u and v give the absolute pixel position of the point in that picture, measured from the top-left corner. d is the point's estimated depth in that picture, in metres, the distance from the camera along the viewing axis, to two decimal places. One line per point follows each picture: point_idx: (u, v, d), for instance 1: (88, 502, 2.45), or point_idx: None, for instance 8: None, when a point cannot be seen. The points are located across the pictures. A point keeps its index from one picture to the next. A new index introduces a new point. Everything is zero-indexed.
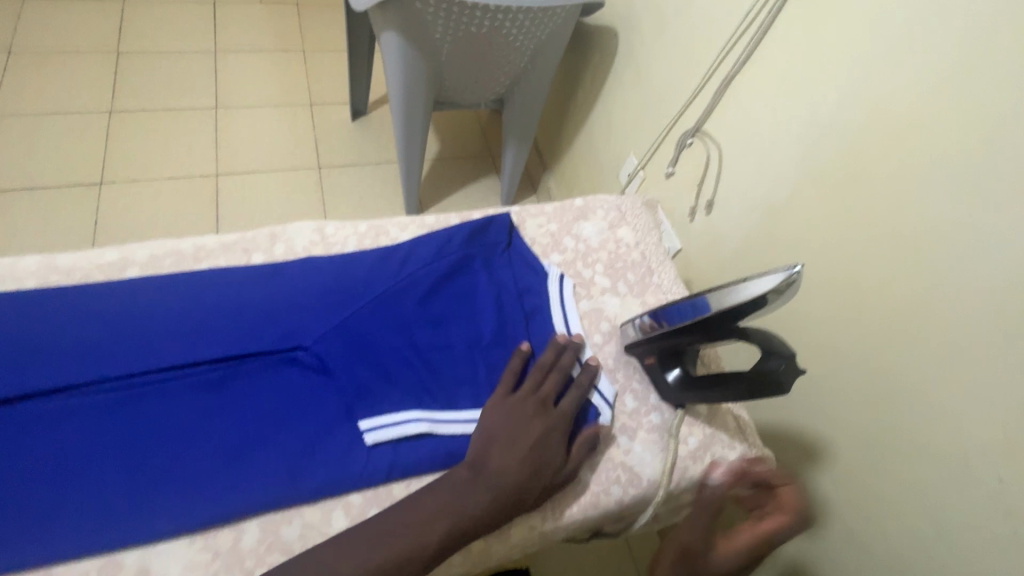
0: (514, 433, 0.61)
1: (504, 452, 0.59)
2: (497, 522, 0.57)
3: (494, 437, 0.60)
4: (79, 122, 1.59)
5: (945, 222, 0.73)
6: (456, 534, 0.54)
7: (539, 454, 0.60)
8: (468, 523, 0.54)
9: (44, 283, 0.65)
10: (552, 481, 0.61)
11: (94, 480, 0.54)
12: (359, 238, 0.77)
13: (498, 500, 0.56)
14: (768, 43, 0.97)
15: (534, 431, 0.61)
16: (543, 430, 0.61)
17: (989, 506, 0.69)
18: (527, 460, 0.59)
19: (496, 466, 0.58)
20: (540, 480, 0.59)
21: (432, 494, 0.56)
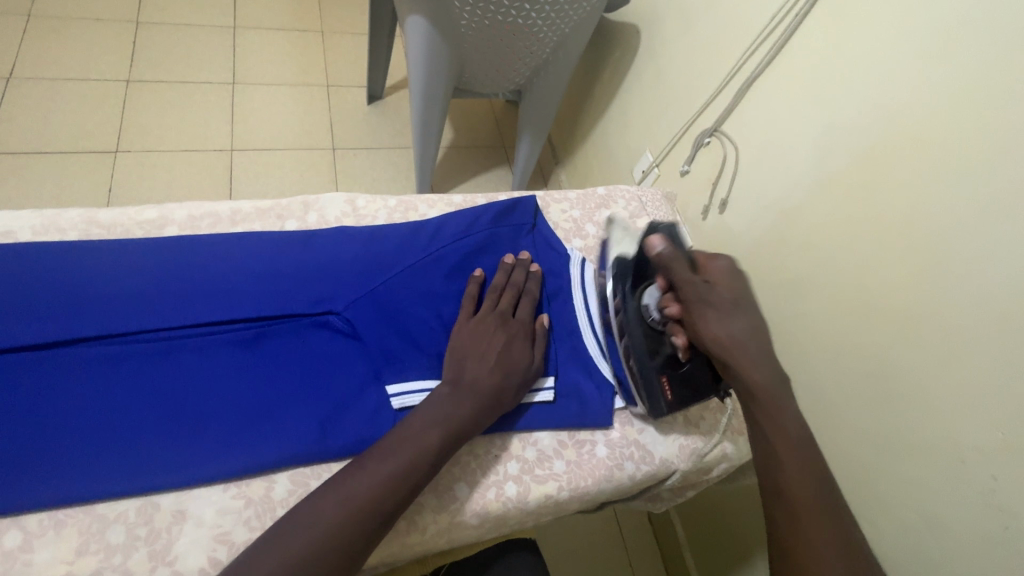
0: (480, 345, 0.64)
1: (477, 363, 0.62)
2: (482, 423, 0.60)
3: (464, 354, 0.63)
4: (97, 89, 1.60)
5: (956, 227, 0.75)
6: (453, 438, 0.56)
7: (506, 359, 0.64)
8: (457, 427, 0.57)
9: (85, 237, 0.68)
10: (523, 382, 0.64)
11: (134, 423, 0.56)
12: (389, 212, 0.80)
13: (480, 403, 0.59)
14: (792, 47, 0.99)
15: (497, 342, 0.65)
16: (505, 341, 0.65)
17: (981, 503, 0.72)
18: (496, 366, 0.63)
19: (471, 376, 0.61)
20: (511, 381, 0.63)
21: (419, 412, 0.57)
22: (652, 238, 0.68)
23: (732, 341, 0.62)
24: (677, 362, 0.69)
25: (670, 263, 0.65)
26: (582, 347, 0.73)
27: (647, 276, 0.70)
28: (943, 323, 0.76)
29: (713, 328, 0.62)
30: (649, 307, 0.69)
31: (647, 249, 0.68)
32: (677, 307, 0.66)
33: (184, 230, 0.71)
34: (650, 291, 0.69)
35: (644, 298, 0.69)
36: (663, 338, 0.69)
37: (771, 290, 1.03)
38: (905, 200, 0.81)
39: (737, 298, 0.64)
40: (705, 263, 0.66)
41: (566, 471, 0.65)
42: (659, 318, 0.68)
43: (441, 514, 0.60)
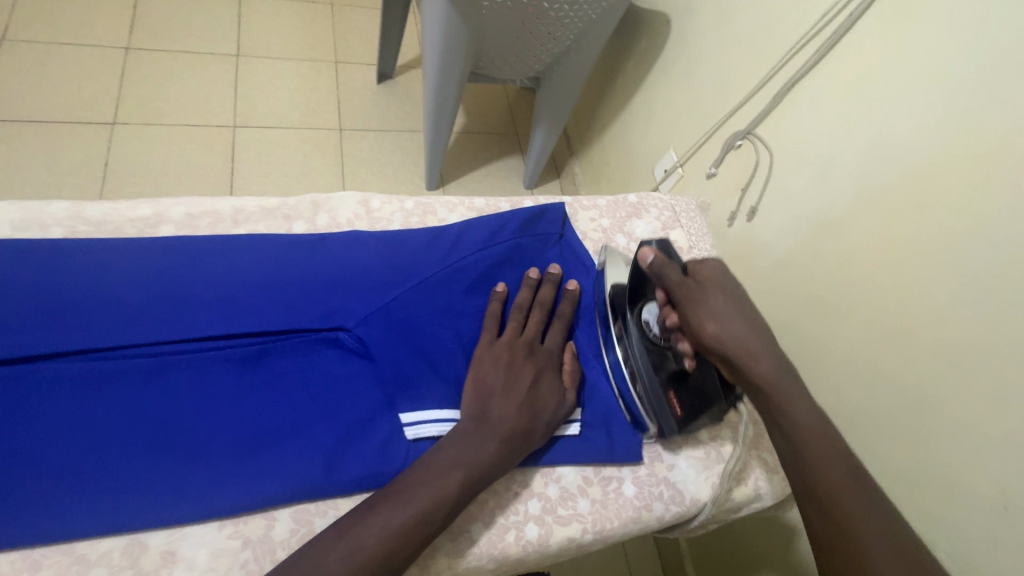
0: (508, 377, 0.60)
1: (505, 398, 0.58)
2: (510, 464, 0.56)
3: (491, 385, 0.59)
4: (93, 56, 1.51)
5: (1015, 259, 0.68)
6: (478, 482, 0.53)
7: (535, 394, 0.59)
8: (482, 470, 0.53)
9: (71, 234, 0.62)
10: (554, 419, 0.60)
11: (122, 451, 0.50)
12: (406, 215, 0.74)
13: (507, 443, 0.55)
14: (843, 47, 0.90)
15: (526, 373, 0.61)
16: (534, 371, 0.61)
17: (1021, 557, 0.65)
18: (525, 402, 0.58)
19: (498, 412, 0.57)
20: (540, 418, 0.58)
21: (442, 450, 0.53)
22: (642, 249, 0.66)
23: (728, 334, 0.58)
24: (684, 376, 0.65)
25: (660, 267, 0.64)
26: (611, 373, 0.68)
27: (644, 291, 0.67)
28: (988, 362, 0.69)
29: (706, 322, 0.59)
30: (649, 322, 0.65)
31: (640, 260, 0.66)
32: (677, 316, 0.63)
33: (180, 229, 0.65)
34: (649, 307, 0.66)
35: (643, 315, 0.66)
36: (668, 353, 0.65)
37: (801, 308, 0.97)
38: (959, 223, 0.74)
39: (730, 294, 0.61)
40: (695, 266, 0.64)
41: (592, 512, 0.60)
42: (661, 333, 0.65)
43: (456, 558, 0.55)
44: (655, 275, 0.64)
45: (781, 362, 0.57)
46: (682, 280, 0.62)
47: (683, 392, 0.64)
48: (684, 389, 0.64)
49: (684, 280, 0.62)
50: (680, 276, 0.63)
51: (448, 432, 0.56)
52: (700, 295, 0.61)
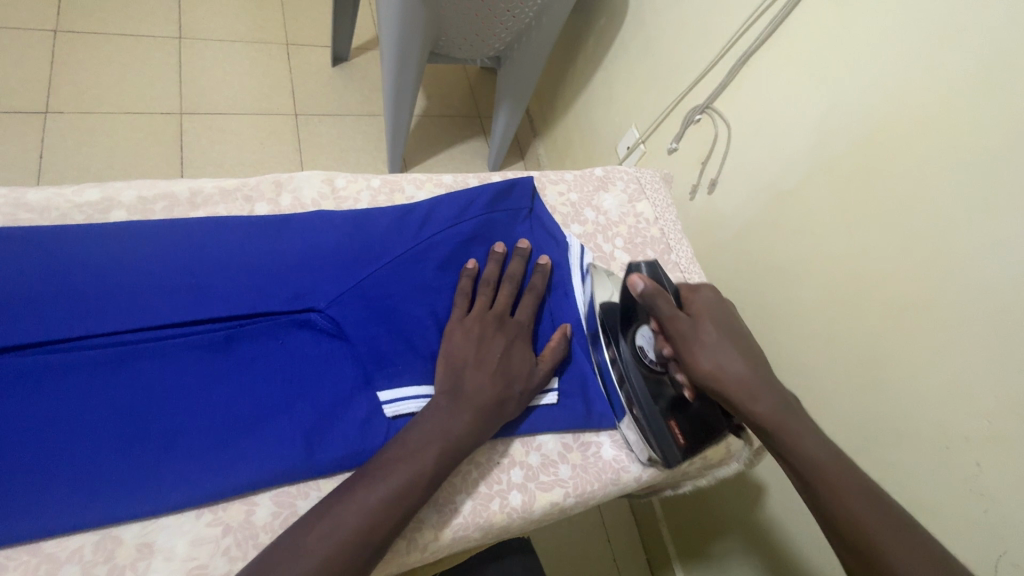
0: (481, 350, 0.60)
1: (478, 370, 0.58)
2: (486, 434, 0.56)
3: (463, 361, 0.59)
4: (17, 39, 1.40)
5: (953, 220, 0.73)
6: (452, 454, 0.53)
7: (507, 367, 0.60)
8: (458, 443, 0.53)
9: (12, 221, 0.58)
10: (528, 388, 0.61)
11: (86, 445, 0.48)
12: (373, 194, 0.72)
13: (480, 414, 0.56)
14: (793, 19, 0.93)
15: (498, 346, 0.61)
16: (506, 344, 0.62)
17: (964, 489, 0.72)
18: (498, 374, 0.59)
19: (472, 386, 0.57)
20: (513, 389, 0.59)
21: (417, 425, 0.54)
22: (630, 277, 0.64)
23: (724, 371, 0.59)
24: (684, 403, 0.64)
25: (651, 297, 0.62)
26: (583, 342, 0.69)
27: (636, 318, 0.65)
28: (933, 315, 0.75)
29: (702, 359, 0.59)
30: (644, 349, 0.64)
31: (629, 288, 0.63)
32: (671, 348, 0.62)
33: (133, 214, 0.62)
34: (643, 331, 0.65)
35: (636, 341, 0.65)
36: (664, 379, 0.65)
37: (762, 275, 1.01)
38: (903, 187, 0.78)
39: (720, 326, 0.61)
40: (686, 297, 0.63)
41: (572, 477, 0.62)
42: (656, 359, 0.64)
43: (441, 530, 0.56)
44: (648, 307, 0.62)
45: (781, 395, 0.58)
46: (675, 313, 0.61)
47: (682, 420, 0.64)
48: (683, 417, 0.64)
49: (678, 314, 0.61)
50: (672, 309, 0.61)
51: (423, 408, 0.56)
52: (693, 329, 0.60)
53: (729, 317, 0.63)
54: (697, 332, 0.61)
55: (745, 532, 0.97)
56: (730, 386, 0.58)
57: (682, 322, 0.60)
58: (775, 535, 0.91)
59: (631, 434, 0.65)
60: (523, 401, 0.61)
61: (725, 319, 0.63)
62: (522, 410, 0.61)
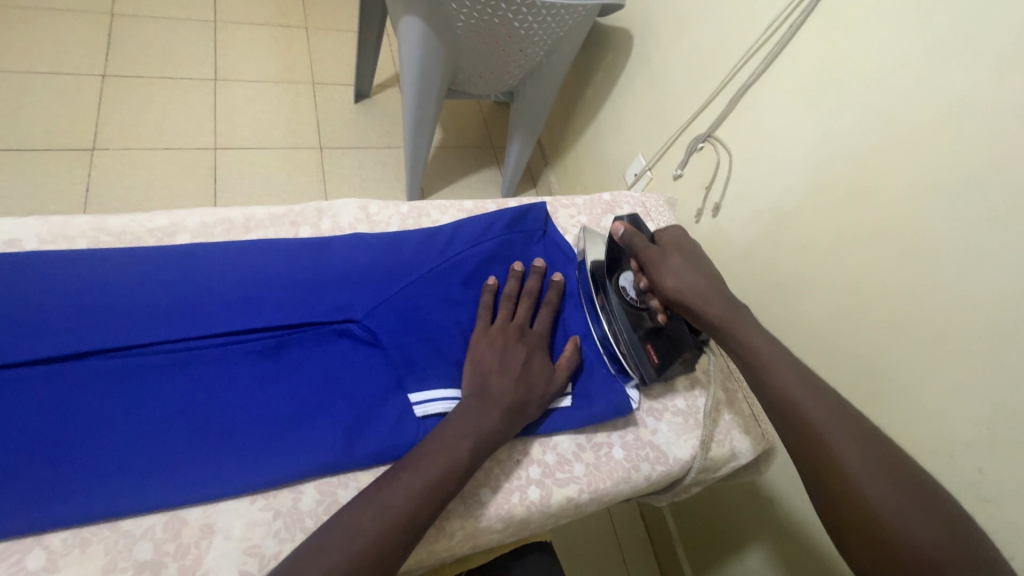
0: (504, 356, 0.66)
1: (503, 376, 0.64)
2: (510, 433, 0.62)
3: (489, 367, 0.65)
4: (72, 85, 1.54)
5: (944, 237, 0.78)
6: (481, 449, 0.58)
7: (528, 373, 0.66)
8: (486, 439, 0.59)
9: (93, 244, 0.66)
10: (547, 393, 0.66)
11: (159, 435, 0.55)
12: (402, 218, 0.80)
13: (505, 415, 0.61)
14: (785, 56, 1.01)
15: (519, 352, 0.67)
16: (527, 352, 0.68)
17: (968, 493, 0.75)
18: (521, 379, 0.65)
19: (498, 389, 0.63)
20: (534, 393, 0.65)
21: (450, 423, 0.59)
22: (614, 225, 0.76)
23: (685, 285, 0.68)
24: (659, 329, 0.73)
25: (629, 237, 0.74)
26: (595, 352, 0.75)
27: (620, 262, 0.75)
28: (930, 327, 0.80)
29: (666, 277, 0.69)
30: (626, 289, 0.74)
31: (612, 234, 0.75)
32: (646, 279, 0.73)
33: (197, 237, 0.70)
34: (626, 274, 0.75)
35: (620, 282, 0.74)
36: (644, 312, 0.74)
37: (766, 292, 1.06)
38: (895, 208, 0.84)
39: (685, 252, 0.72)
40: (659, 236, 0.75)
41: (586, 473, 0.67)
42: (636, 296, 0.74)
43: (467, 519, 0.61)
44: (625, 245, 0.74)
45: (735, 304, 0.68)
46: (647, 245, 0.73)
47: (658, 342, 0.73)
48: (660, 342, 0.73)
49: (649, 245, 0.73)
50: (646, 243, 0.73)
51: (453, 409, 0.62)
52: (660, 254, 0.72)
53: (694, 248, 0.73)
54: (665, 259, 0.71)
55: (758, 542, 1.00)
56: (692, 298, 0.68)
57: (652, 250, 0.72)
58: (786, 542, 0.95)
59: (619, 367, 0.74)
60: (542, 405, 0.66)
61: (691, 251, 0.73)
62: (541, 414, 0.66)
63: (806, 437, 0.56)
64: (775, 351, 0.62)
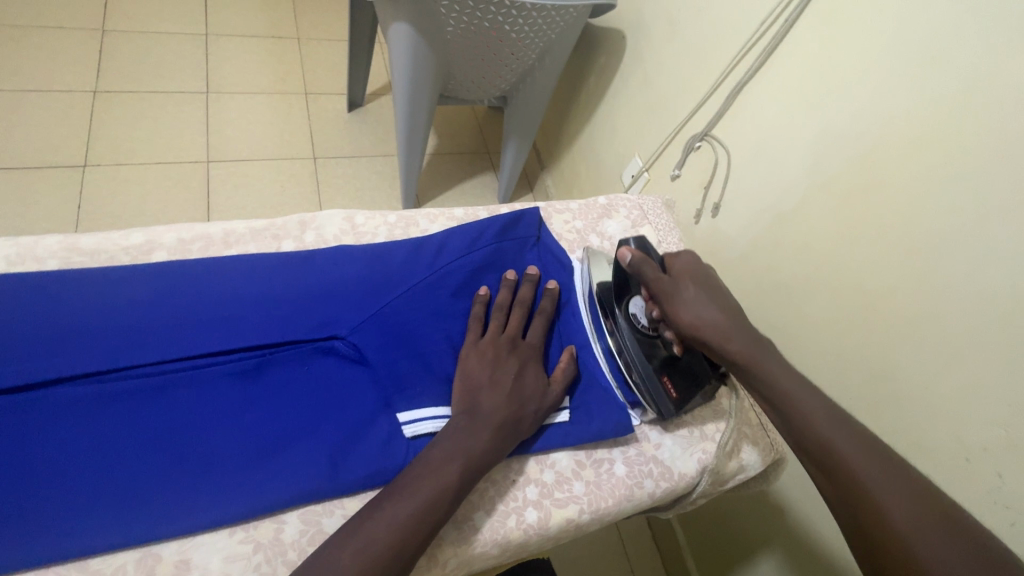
0: (494, 370, 0.63)
1: (493, 392, 0.61)
2: (502, 453, 0.59)
3: (479, 383, 0.62)
4: (62, 101, 1.52)
5: (952, 233, 0.75)
6: (470, 471, 0.55)
7: (521, 387, 0.63)
8: (475, 460, 0.56)
9: (65, 264, 0.63)
10: (541, 408, 0.63)
11: (131, 466, 0.52)
12: (389, 228, 0.77)
13: (495, 434, 0.58)
14: (781, 52, 0.98)
15: (511, 365, 0.64)
16: (518, 365, 0.65)
17: (987, 502, 0.71)
18: (512, 395, 0.61)
19: (488, 407, 0.60)
20: (526, 409, 0.62)
21: (437, 445, 0.56)
22: (621, 251, 0.71)
23: (702, 320, 0.63)
24: (675, 360, 0.69)
25: (638, 264, 0.68)
26: (593, 363, 0.72)
27: (629, 288, 0.71)
28: (941, 327, 0.76)
29: (682, 312, 0.63)
30: (637, 315, 0.70)
31: (619, 261, 0.70)
32: (659, 309, 0.67)
33: (174, 254, 0.67)
34: (636, 301, 0.71)
35: (630, 309, 0.70)
36: (657, 341, 0.69)
37: (770, 294, 1.03)
38: (900, 204, 0.81)
39: (700, 279, 0.66)
40: (671, 261, 0.69)
41: (585, 491, 0.64)
42: (649, 323, 0.70)
43: (461, 546, 0.58)
44: (635, 273, 0.68)
45: (758, 340, 0.62)
46: (658, 275, 0.67)
47: (676, 375, 0.69)
48: (676, 373, 0.69)
49: (661, 275, 0.67)
50: (657, 272, 0.67)
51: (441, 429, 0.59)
52: (672, 282, 0.66)
53: (709, 275, 0.67)
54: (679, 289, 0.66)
55: (772, 554, 0.96)
56: (710, 335, 0.62)
57: (662, 277, 0.66)
58: (801, 554, 0.91)
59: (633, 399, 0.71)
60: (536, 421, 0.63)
61: (706, 278, 0.67)
62: (535, 430, 0.63)
63: (827, 464, 0.52)
64: (793, 379, 0.59)
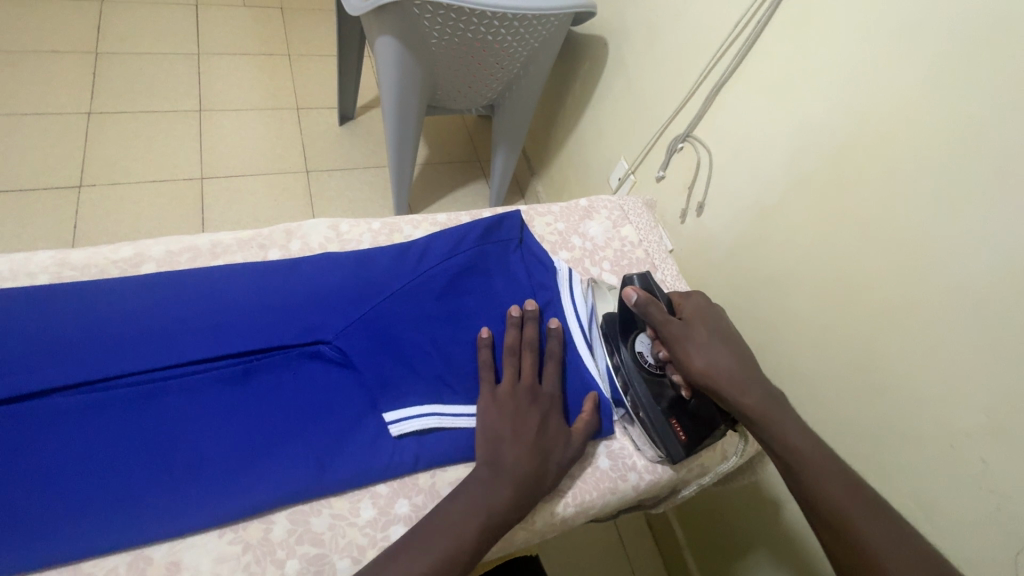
0: (513, 422, 0.62)
1: (515, 446, 0.61)
2: (526, 509, 0.58)
3: (499, 437, 0.61)
4: (57, 124, 1.55)
5: (926, 223, 0.77)
6: (497, 532, 0.55)
7: (543, 441, 0.62)
8: (501, 520, 0.56)
9: (56, 279, 0.65)
10: (563, 461, 0.63)
11: (122, 473, 0.53)
12: (374, 235, 0.79)
13: (519, 491, 0.58)
14: (756, 53, 1.01)
15: (529, 416, 0.63)
16: (539, 416, 0.64)
17: (973, 484, 0.73)
18: (535, 448, 0.61)
19: (510, 463, 0.59)
20: (550, 463, 0.61)
21: (460, 503, 0.56)
22: (625, 290, 0.71)
23: (714, 368, 0.63)
24: (684, 402, 0.68)
25: (645, 305, 0.68)
26: (579, 359, 0.74)
27: (635, 327, 0.72)
28: (919, 314, 0.78)
29: (694, 358, 0.64)
30: (643, 354, 0.70)
31: (624, 299, 0.70)
32: (667, 351, 0.68)
33: (162, 266, 0.69)
34: (642, 339, 0.72)
35: (636, 347, 0.71)
36: (664, 381, 0.69)
37: (756, 289, 1.05)
38: (875, 197, 0.83)
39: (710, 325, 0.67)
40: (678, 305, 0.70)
41: (569, 485, 0.66)
42: (655, 363, 0.70)
43: None
44: (641, 314, 0.68)
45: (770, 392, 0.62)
46: (666, 319, 0.67)
47: (685, 418, 0.67)
48: (686, 415, 0.68)
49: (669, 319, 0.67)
50: (664, 315, 0.67)
51: (462, 484, 0.59)
52: (681, 327, 0.67)
53: (717, 320, 0.68)
54: (688, 333, 0.66)
55: (769, 547, 0.96)
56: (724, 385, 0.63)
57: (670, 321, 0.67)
58: (797, 549, 0.91)
59: (640, 438, 0.71)
60: (558, 474, 0.63)
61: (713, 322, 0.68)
62: (557, 484, 0.63)
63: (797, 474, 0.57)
64: (795, 424, 0.60)
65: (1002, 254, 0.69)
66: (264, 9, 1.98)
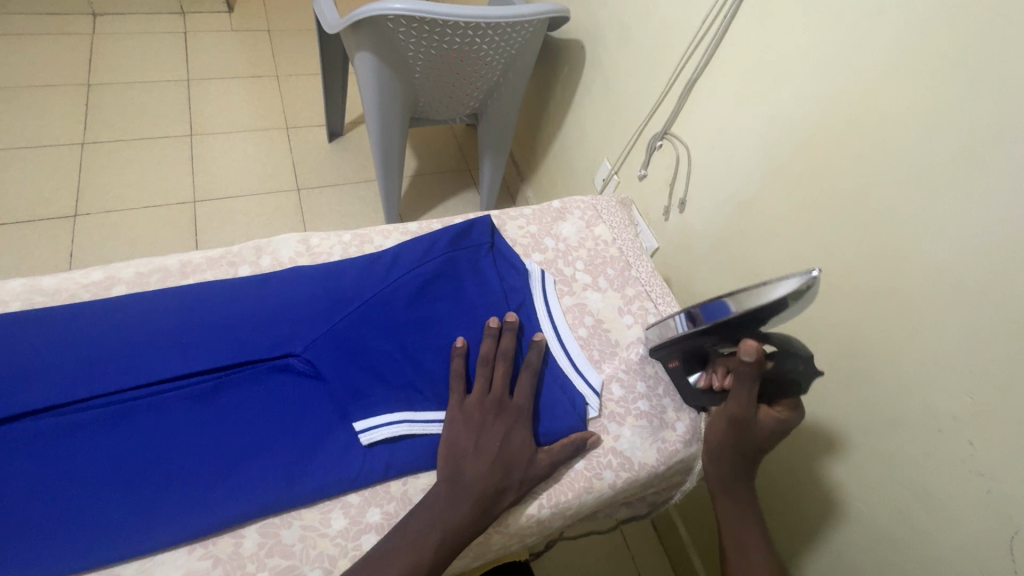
0: (479, 437, 0.63)
1: (477, 459, 0.61)
2: (484, 522, 0.59)
3: (463, 449, 0.62)
4: (51, 155, 1.58)
5: (897, 206, 0.76)
6: (450, 543, 0.56)
7: (506, 455, 0.62)
8: (457, 534, 0.56)
9: (29, 305, 0.66)
10: (526, 475, 0.62)
11: (94, 494, 0.54)
12: (344, 247, 0.80)
13: (477, 504, 0.58)
14: (725, 48, 1.00)
15: (496, 431, 0.63)
16: (505, 429, 0.64)
17: (961, 468, 0.71)
18: (497, 462, 0.61)
19: (471, 475, 0.60)
20: (511, 478, 0.61)
21: (418, 514, 0.57)
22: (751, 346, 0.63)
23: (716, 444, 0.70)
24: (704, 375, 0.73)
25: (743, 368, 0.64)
26: (552, 362, 0.74)
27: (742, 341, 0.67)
28: (896, 299, 0.77)
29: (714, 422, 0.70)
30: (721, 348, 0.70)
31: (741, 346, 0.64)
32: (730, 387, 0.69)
33: (132, 287, 0.70)
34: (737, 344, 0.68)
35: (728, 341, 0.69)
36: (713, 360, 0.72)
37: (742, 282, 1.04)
38: (846, 184, 0.82)
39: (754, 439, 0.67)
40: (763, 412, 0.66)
41: (545, 492, 0.66)
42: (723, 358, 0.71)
43: None
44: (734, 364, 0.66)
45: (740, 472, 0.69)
46: (739, 400, 0.66)
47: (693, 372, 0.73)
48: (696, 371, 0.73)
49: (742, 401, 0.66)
50: (741, 397, 0.66)
51: (425, 495, 0.60)
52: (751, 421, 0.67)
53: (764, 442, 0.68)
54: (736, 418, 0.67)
55: None
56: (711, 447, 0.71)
57: (748, 411, 0.66)
58: None
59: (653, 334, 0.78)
60: (521, 488, 0.62)
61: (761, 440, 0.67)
62: (520, 497, 0.63)
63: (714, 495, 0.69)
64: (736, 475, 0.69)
65: (971, 235, 0.68)
66: (251, 33, 2.02)
